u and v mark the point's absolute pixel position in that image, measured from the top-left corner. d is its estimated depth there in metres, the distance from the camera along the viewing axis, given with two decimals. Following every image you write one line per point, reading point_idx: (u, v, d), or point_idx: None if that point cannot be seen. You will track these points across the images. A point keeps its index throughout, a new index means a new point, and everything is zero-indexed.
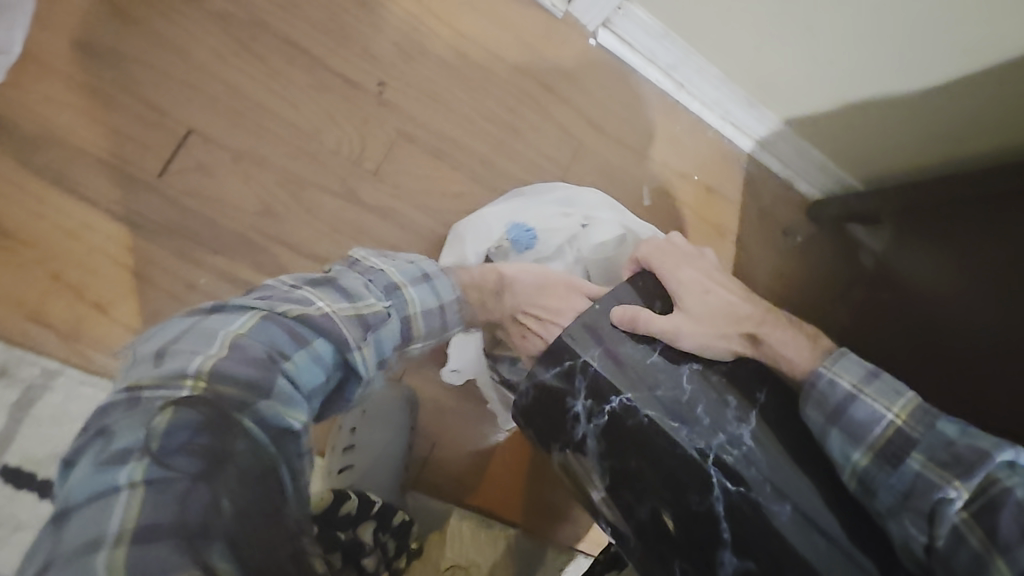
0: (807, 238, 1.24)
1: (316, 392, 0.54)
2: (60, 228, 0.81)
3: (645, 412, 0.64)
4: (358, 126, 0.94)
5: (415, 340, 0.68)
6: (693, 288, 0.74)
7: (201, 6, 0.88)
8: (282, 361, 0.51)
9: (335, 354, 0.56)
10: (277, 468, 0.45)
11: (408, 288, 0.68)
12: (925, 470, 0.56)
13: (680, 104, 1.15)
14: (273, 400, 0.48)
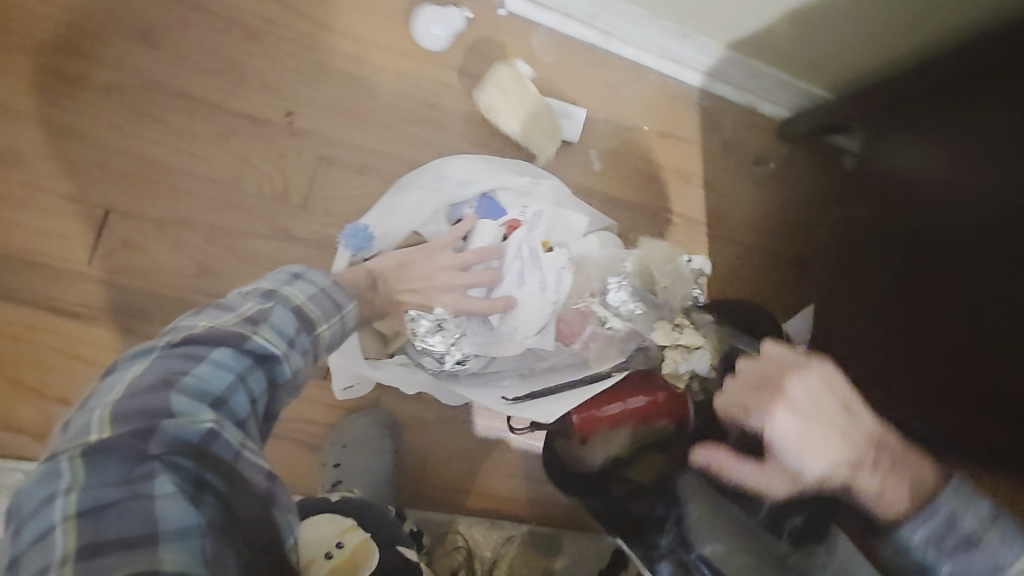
0: (783, 161, 1.15)
1: (235, 393, 0.45)
2: (6, 334, 0.82)
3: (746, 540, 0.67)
4: (276, 162, 0.92)
5: (322, 324, 0.55)
6: (792, 440, 0.53)
7: (87, 83, 0.86)
8: (182, 373, 0.43)
9: (237, 355, 0.47)
10: (213, 474, 0.41)
11: (286, 288, 0.55)
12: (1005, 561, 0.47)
13: (613, 53, 1.07)
14: (176, 414, 0.41)
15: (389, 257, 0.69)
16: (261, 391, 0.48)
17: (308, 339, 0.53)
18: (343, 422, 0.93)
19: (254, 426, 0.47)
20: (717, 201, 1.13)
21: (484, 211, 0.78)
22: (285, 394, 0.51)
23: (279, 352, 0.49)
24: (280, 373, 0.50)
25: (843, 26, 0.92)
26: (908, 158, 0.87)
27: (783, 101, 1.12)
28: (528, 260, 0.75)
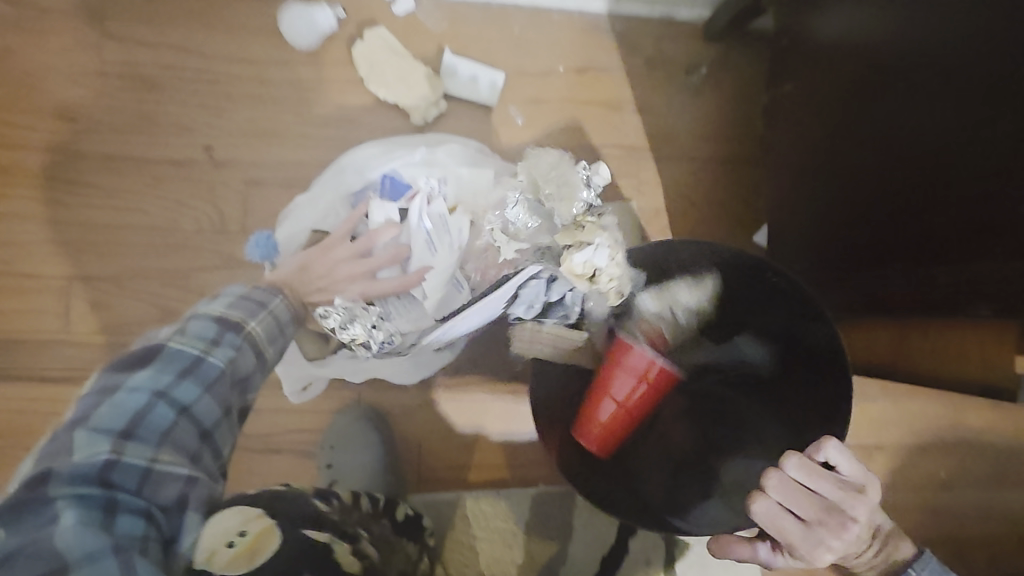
0: (715, 62, 1.10)
1: (157, 408, 0.48)
2: (8, 410, 0.90)
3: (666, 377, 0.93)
4: (207, 197, 0.96)
5: (250, 321, 0.58)
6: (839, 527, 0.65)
7: (24, 169, 0.93)
8: (97, 406, 0.47)
9: (155, 373, 0.50)
10: (120, 499, 0.44)
11: (209, 304, 0.58)
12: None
13: (508, 4, 1.05)
14: (81, 451, 0.44)
15: (293, 259, 0.72)
16: (191, 398, 0.50)
17: (233, 339, 0.55)
18: (331, 424, 0.96)
19: (186, 434, 0.50)
20: (657, 122, 1.09)
21: (389, 190, 0.79)
22: (229, 392, 0.53)
23: (201, 351, 0.52)
24: (210, 373, 0.52)
25: None
26: (837, 22, 0.79)
27: (697, 1, 1.07)
28: (438, 226, 0.78)
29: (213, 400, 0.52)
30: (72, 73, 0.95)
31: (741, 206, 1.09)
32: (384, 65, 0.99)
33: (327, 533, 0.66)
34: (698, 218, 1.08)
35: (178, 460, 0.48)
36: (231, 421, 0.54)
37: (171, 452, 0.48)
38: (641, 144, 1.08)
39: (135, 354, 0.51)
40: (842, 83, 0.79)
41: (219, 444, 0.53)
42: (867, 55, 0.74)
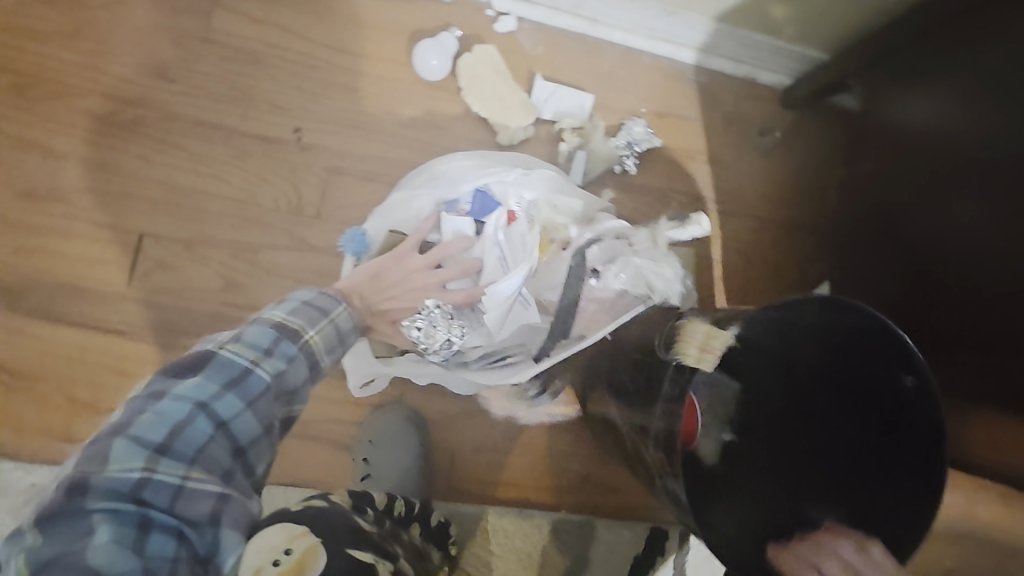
0: (788, 130, 1.14)
1: (199, 418, 0.48)
2: (60, 355, 0.90)
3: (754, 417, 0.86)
4: (288, 177, 0.98)
5: (307, 332, 0.60)
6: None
7: (116, 121, 0.94)
8: (139, 413, 0.46)
9: (202, 381, 0.50)
10: (153, 514, 0.43)
11: (271, 312, 0.60)
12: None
13: (603, 40, 1.08)
14: (119, 460, 0.43)
15: (369, 266, 0.78)
16: (234, 411, 0.50)
17: (287, 347, 0.57)
18: (371, 419, 0.96)
19: (223, 449, 0.49)
20: (726, 177, 1.12)
21: (475, 206, 0.85)
22: (272, 407, 0.53)
23: (251, 362, 0.53)
24: (254, 387, 0.52)
25: None
26: (923, 114, 0.84)
27: (781, 68, 1.11)
28: (509, 245, 0.83)
29: (254, 415, 0.51)
30: (177, 36, 0.96)
31: (795, 271, 1.13)
32: (486, 80, 1.02)
33: (371, 553, 0.64)
34: (751, 276, 1.11)
35: (216, 471, 0.48)
36: (271, 440, 0.53)
37: (206, 468, 0.47)
38: (707, 194, 1.11)
39: (187, 360, 0.52)
40: (918, 172, 0.84)
41: (256, 463, 0.52)
42: (954, 147, 0.77)
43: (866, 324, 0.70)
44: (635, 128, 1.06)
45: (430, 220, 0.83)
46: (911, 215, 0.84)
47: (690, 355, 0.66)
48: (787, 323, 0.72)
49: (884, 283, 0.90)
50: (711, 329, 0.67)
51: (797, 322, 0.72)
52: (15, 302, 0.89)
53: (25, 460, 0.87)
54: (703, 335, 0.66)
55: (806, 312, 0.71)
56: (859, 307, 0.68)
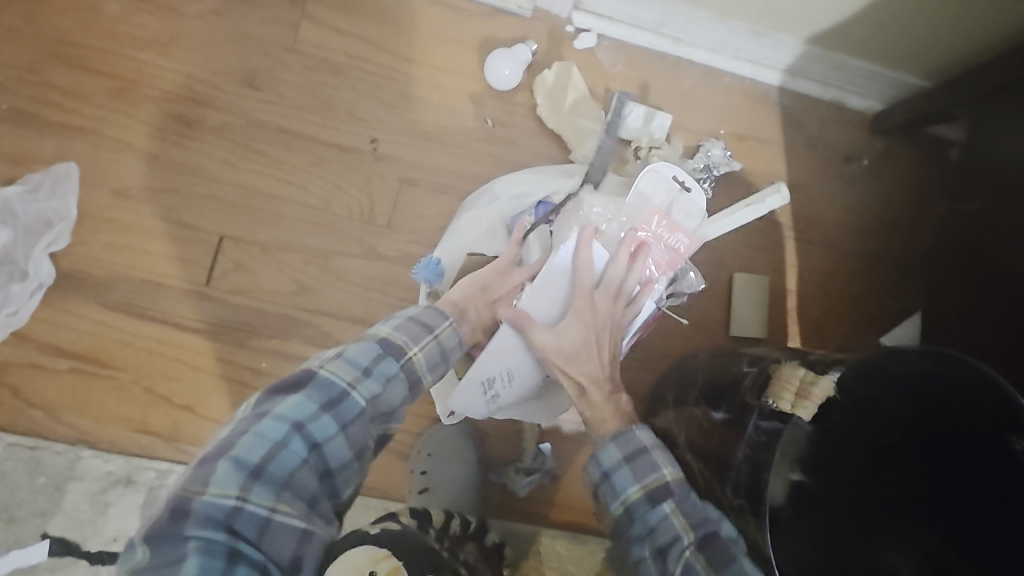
0: (875, 157, 1.09)
1: (295, 442, 0.51)
2: (140, 348, 0.93)
3: (820, 452, 0.76)
4: (362, 186, 0.99)
5: (411, 348, 0.62)
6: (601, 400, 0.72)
7: (205, 125, 0.97)
8: (242, 434, 0.50)
9: (302, 403, 0.53)
10: (240, 545, 0.47)
11: (385, 327, 0.62)
12: (672, 517, 0.60)
13: (683, 59, 1.06)
14: (218, 484, 0.48)
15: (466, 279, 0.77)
16: (326, 436, 0.53)
17: (386, 366, 0.59)
18: (428, 432, 0.96)
19: (312, 474, 0.53)
20: (807, 203, 1.07)
21: (544, 217, 0.84)
22: (365, 431, 0.56)
23: (348, 385, 0.56)
24: (350, 412, 0.55)
25: (936, 8, 0.87)
26: None
27: (873, 93, 1.06)
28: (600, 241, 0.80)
29: (345, 440, 0.54)
30: (266, 46, 0.99)
31: (876, 306, 1.06)
32: (563, 99, 1.00)
33: None
34: (827, 307, 1.06)
35: (302, 500, 0.51)
36: (359, 465, 0.56)
37: (292, 496, 0.51)
38: (785, 220, 1.06)
39: (292, 377, 0.55)
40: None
41: (339, 485, 0.55)
42: None
43: (969, 379, 0.65)
44: (713, 150, 1.02)
45: (511, 239, 0.82)
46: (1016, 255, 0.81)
47: (786, 400, 0.67)
48: (881, 368, 0.67)
49: (972, 332, 0.86)
50: (809, 374, 0.67)
51: (892, 369, 0.68)
52: (103, 295, 0.93)
53: (103, 447, 0.91)
54: (799, 381, 0.67)
55: (904, 360, 0.66)
56: (966, 359, 0.64)
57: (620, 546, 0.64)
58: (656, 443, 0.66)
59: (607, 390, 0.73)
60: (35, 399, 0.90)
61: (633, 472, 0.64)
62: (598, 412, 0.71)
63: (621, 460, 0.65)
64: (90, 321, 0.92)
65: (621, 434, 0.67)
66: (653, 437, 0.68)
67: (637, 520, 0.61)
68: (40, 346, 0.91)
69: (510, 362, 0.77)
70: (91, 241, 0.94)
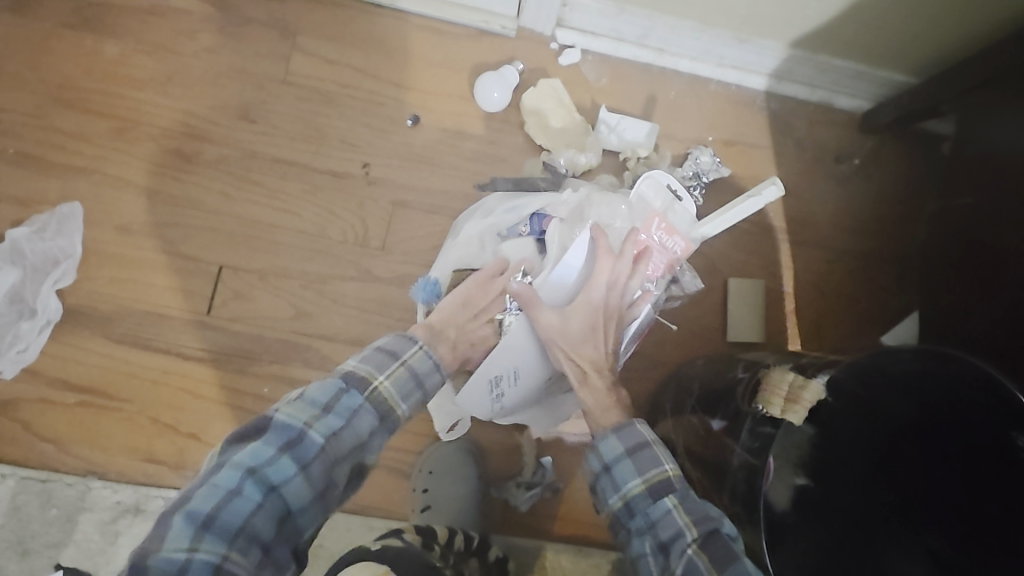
0: (867, 156, 1.08)
1: (250, 488, 0.53)
2: (146, 379, 0.95)
3: (825, 461, 0.75)
4: (355, 210, 1.01)
5: (378, 377, 0.64)
6: (600, 395, 0.73)
7: (202, 159, 1.00)
8: (198, 486, 0.53)
9: (259, 448, 0.55)
10: None
11: (352, 361, 0.65)
12: (674, 510, 0.59)
13: (668, 69, 1.07)
14: (171, 539, 0.50)
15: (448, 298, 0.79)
16: (282, 477, 0.55)
17: (345, 401, 0.61)
18: (430, 450, 0.96)
19: (268, 518, 0.54)
20: (800, 205, 1.07)
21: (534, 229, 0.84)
22: (326, 469, 0.57)
23: (305, 424, 0.58)
24: (308, 452, 0.57)
25: (916, 6, 0.87)
26: None
27: (861, 92, 1.06)
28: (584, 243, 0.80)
29: (303, 481, 0.56)
30: (259, 80, 1.02)
31: (875, 305, 1.05)
32: (552, 115, 1.02)
33: None
34: (825, 308, 1.05)
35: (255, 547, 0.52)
36: (321, 505, 0.58)
37: (246, 544, 0.52)
38: (779, 223, 1.06)
39: (253, 424, 0.58)
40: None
41: (300, 526, 0.57)
42: None
43: (970, 377, 0.63)
44: (702, 157, 1.02)
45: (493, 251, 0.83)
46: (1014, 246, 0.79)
47: (776, 405, 0.67)
48: (877, 369, 0.66)
49: (971, 331, 0.85)
50: (798, 379, 0.67)
51: (888, 370, 0.67)
52: (108, 328, 0.96)
53: (112, 478, 0.93)
54: (789, 386, 0.67)
55: (900, 360, 0.65)
56: (966, 357, 0.62)
57: (620, 538, 0.64)
58: (656, 438, 0.66)
59: (608, 380, 0.75)
60: (46, 432, 0.93)
61: (635, 466, 0.64)
62: (600, 403, 0.72)
63: (623, 453, 0.65)
64: (97, 355, 0.95)
65: (620, 427, 0.67)
66: (653, 433, 0.67)
67: (638, 514, 0.61)
68: (50, 380, 0.94)
69: (519, 360, 0.79)
70: (95, 277, 0.97)
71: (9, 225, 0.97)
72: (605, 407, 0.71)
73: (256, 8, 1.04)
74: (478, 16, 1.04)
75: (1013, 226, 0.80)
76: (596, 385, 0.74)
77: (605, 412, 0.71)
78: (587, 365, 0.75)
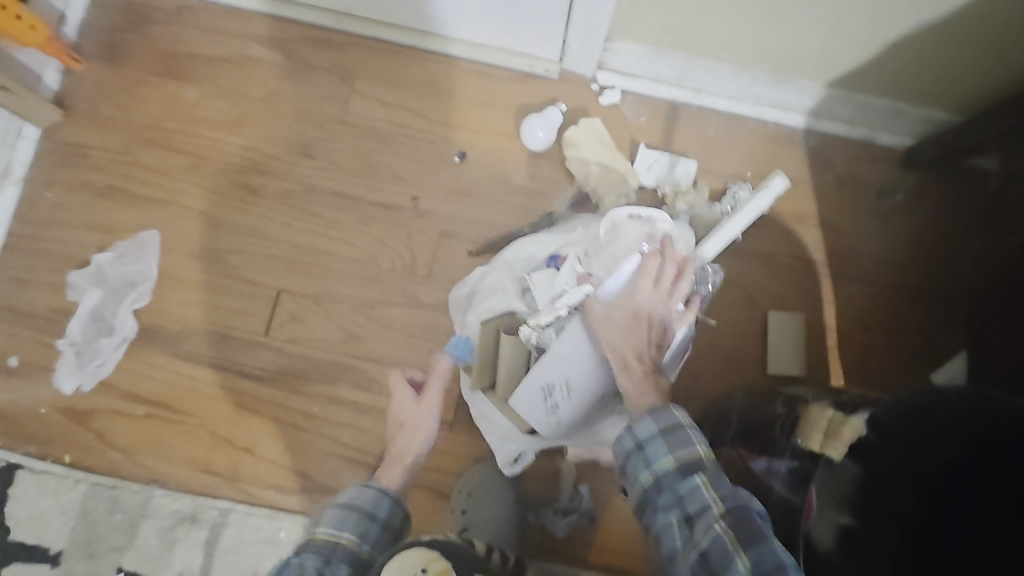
0: (911, 192, 1.08)
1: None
2: (207, 394, 1.02)
3: (882, 508, 0.65)
4: (404, 240, 1.07)
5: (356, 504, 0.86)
6: (639, 385, 0.74)
7: (266, 192, 1.09)
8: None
9: None
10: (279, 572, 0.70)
11: None
12: (701, 487, 0.62)
13: (706, 108, 1.10)
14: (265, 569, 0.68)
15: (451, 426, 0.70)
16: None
17: None
18: (470, 473, 0.99)
19: None
20: (841, 240, 1.07)
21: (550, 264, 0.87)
22: None
23: None
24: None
25: (955, 48, 0.89)
26: None
27: (902, 129, 1.07)
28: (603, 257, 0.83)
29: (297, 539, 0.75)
30: (321, 120, 1.11)
31: (922, 342, 1.03)
32: (592, 151, 1.05)
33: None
34: (868, 344, 1.04)
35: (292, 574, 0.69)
36: None
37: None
38: (819, 257, 1.07)
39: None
40: None
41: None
42: None
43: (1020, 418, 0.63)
44: (740, 192, 1.05)
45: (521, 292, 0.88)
46: None
47: (816, 440, 0.71)
48: (921, 405, 0.67)
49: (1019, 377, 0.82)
50: (837, 416, 0.71)
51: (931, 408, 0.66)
52: (176, 346, 1.03)
53: (172, 487, 0.99)
54: (829, 422, 0.71)
55: (945, 398, 0.66)
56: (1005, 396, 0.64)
57: (646, 518, 0.66)
58: (691, 423, 0.68)
59: (649, 368, 0.76)
60: (116, 442, 1.00)
61: (668, 445, 0.66)
62: (638, 387, 0.74)
63: (657, 432, 0.67)
64: (165, 371, 1.02)
65: (657, 409, 0.69)
66: (688, 417, 0.69)
67: (667, 489, 0.64)
68: (122, 393, 1.02)
69: (568, 370, 0.82)
70: (167, 299, 1.05)
71: (95, 251, 1.07)
72: (645, 392, 0.73)
73: (320, 56, 1.13)
74: (522, 60, 1.10)
75: None
76: (637, 373, 0.75)
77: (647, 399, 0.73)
78: (630, 354, 0.76)
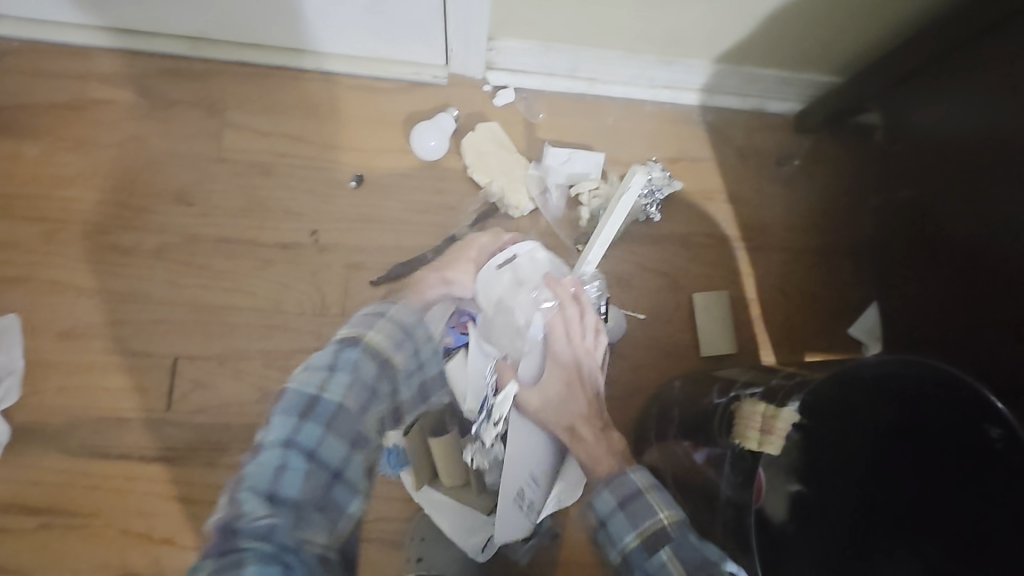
0: (807, 155, 1.11)
1: (245, 497, 0.51)
2: (110, 488, 0.90)
3: (814, 467, 0.74)
4: (309, 280, 0.98)
5: (368, 333, 0.63)
6: (594, 452, 0.71)
7: (142, 250, 0.97)
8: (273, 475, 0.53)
9: (251, 505, 0.51)
10: (328, 470, 0.56)
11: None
12: (669, 563, 0.59)
13: (602, 96, 1.08)
14: (293, 473, 0.54)
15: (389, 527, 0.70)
16: (288, 491, 0.53)
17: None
18: (420, 514, 0.93)
19: (305, 491, 0.54)
20: (751, 212, 1.09)
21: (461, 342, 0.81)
22: (311, 521, 0.53)
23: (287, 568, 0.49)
24: (298, 402, 0.57)
25: (828, 15, 0.91)
26: (955, 114, 0.85)
27: (790, 96, 1.09)
28: (512, 329, 0.78)
29: (334, 438, 0.57)
30: (193, 161, 1.00)
31: (838, 299, 1.07)
32: (494, 157, 1.02)
33: None
34: (790, 311, 1.06)
35: (329, 475, 0.56)
36: (309, 505, 0.54)
37: (313, 514, 0.54)
38: (733, 232, 1.08)
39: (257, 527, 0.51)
40: (965, 178, 0.83)
41: (339, 498, 0.57)
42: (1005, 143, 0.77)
43: (935, 375, 0.65)
44: (654, 174, 1.01)
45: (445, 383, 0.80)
46: (962, 220, 0.84)
47: (753, 439, 0.66)
48: (849, 376, 0.66)
49: (937, 329, 0.88)
50: (769, 408, 0.66)
51: (860, 374, 0.66)
52: (62, 441, 0.90)
53: None
54: (762, 416, 0.67)
55: (867, 366, 0.65)
56: (921, 358, 0.65)
57: None
58: (650, 485, 0.64)
59: (597, 428, 0.73)
60: (7, 564, 0.87)
61: (630, 520, 0.63)
62: (593, 451, 0.71)
63: (616, 507, 0.64)
64: (53, 471, 0.90)
65: (613, 479, 0.66)
66: (648, 478, 0.66)
67: (638, 570, 0.61)
68: (5, 506, 0.88)
69: (528, 467, 0.77)
70: (42, 390, 0.92)
71: None
72: (602, 456, 0.70)
73: (180, 89, 1.01)
74: (407, 68, 1.04)
75: (958, 203, 0.84)
76: (586, 436, 0.72)
77: (606, 464, 0.69)
78: (575, 422, 0.73)
